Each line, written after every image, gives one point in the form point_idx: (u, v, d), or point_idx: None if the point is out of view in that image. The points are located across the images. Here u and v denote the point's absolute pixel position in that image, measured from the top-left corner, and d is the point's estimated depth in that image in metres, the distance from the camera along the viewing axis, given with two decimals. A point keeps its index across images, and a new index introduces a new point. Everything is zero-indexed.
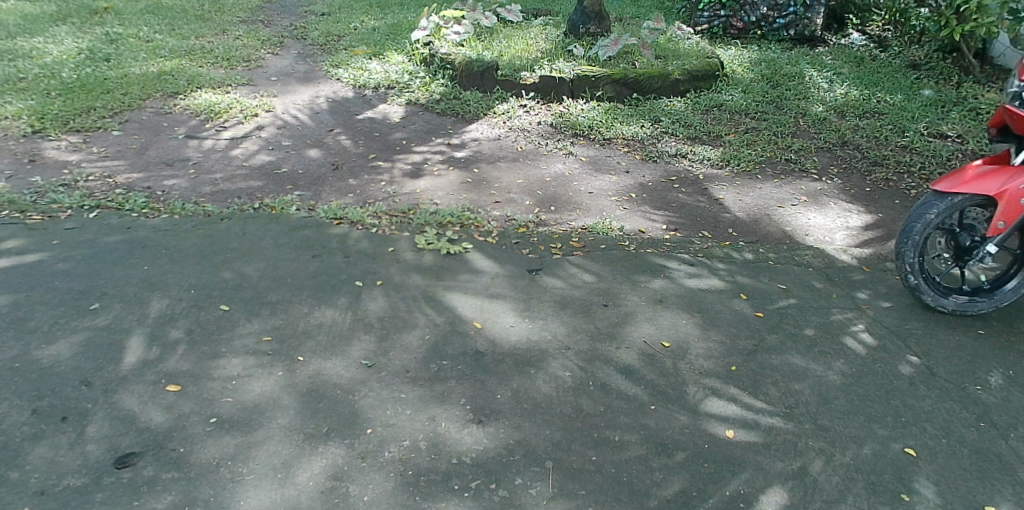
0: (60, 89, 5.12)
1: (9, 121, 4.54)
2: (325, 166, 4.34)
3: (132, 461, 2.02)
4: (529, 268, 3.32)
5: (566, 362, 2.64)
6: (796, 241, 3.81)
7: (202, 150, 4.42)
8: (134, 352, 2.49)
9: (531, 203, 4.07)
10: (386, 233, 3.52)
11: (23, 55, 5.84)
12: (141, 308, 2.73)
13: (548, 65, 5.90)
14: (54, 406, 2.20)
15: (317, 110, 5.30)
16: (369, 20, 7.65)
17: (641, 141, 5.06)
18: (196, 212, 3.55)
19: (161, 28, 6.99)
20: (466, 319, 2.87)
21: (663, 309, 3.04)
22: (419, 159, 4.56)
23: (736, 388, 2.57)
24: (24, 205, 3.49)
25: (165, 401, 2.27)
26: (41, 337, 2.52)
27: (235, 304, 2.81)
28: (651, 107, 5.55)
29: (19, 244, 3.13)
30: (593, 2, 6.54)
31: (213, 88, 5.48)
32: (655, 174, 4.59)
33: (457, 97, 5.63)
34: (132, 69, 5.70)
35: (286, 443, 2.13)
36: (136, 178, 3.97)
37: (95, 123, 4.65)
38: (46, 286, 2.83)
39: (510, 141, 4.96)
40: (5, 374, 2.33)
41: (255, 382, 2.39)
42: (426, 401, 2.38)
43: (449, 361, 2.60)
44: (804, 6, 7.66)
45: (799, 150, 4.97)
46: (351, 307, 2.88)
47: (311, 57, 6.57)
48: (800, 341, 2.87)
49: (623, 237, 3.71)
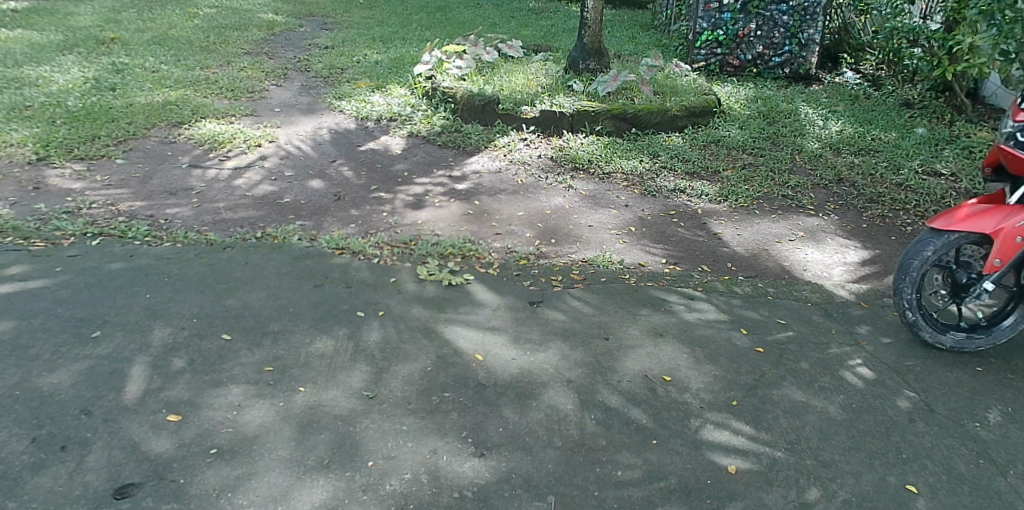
0: (66, 117, 5.17)
1: (14, 148, 4.56)
2: (327, 197, 4.36)
3: (131, 492, 2.00)
4: (530, 300, 3.34)
5: (567, 395, 2.65)
6: (794, 275, 3.84)
7: (205, 180, 4.44)
8: (134, 381, 2.47)
9: (531, 235, 4.10)
10: (388, 263, 3.54)
11: (30, 84, 5.90)
12: (143, 336, 2.73)
13: (549, 99, 5.97)
14: (54, 435, 2.18)
15: (320, 141, 5.34)
16: (372, 54, 7.74)
17: (640, 175, 5.11)
18: (198, 240, 3.56)
19: (167, 58, 7.06)
20: (466, 351, 2.87)
21: (663, 343, 3.05)
22: (420, 190, 4.59)
23: (737, 422, 2.57)
24: (29, 231, 3.50)
25: (166, 431, 2.25)
26: (42, 365, 2.51)
27: (237, 333, 2.80)
28: (649, 142, 5.63)
29: (22, 271, 3.13)
30: (593, 39, 6.66)
31: (217, 118, 5.53)
32: (654, 209, 4.63)
33: (458, 129, 5.69)
34: (137, 99, 5.75)
35: (286, 476, 2.12)
36: (139, 205, 3.98)
37: (100, 151, 4.68)
38: (48, 313, 2.82)
39: (511, 174, 5.00)
40: (5, 402, 2.31)
41: (255, 412, 2.39)
42: (427, 433, 2.37)
43: (451, 393, 2.60)
44: (799, 45, 7.87)
45: (796, 187, 5.03)
46: (352, 337, 2.88)
47: (314, 89, 6.63)
48: (801, 376, 2.88)
49: (623, 271, 3.74)
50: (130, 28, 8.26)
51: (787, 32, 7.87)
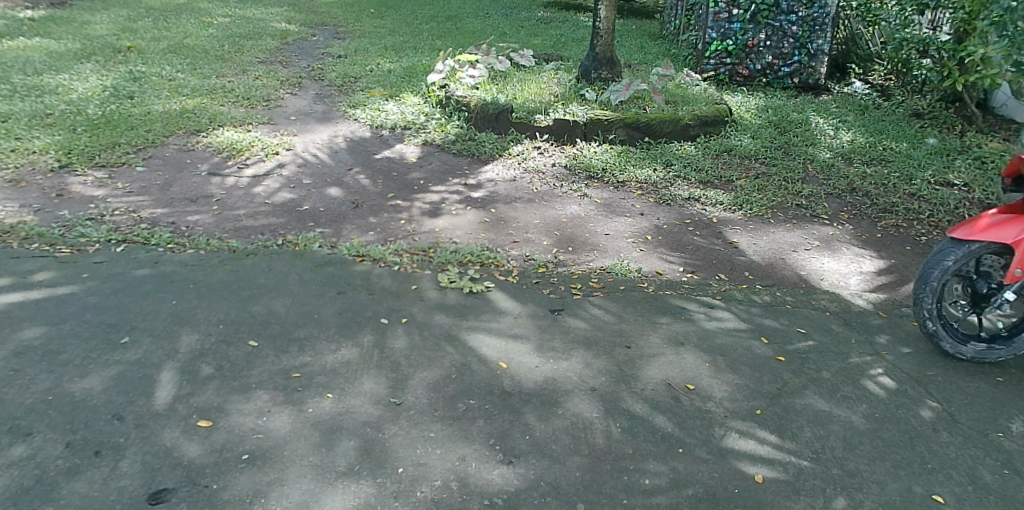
0: (86, 125, 5.21)
1: (36, 155, 4.60)
2: (345, 204, 4.39)
3: (166, 497, 2.01)
4: (551, 308, 3.35)
5: (592, 402, 2.65)
6: (811, 284, 3.85)
7: (225, 187, 4.46)
8: (164, 387, 2.48)
9: (549, 243, 4.11)
10: (408, 270, 3.56)
11: (50, 92, 5.94)
12: (171, 342, 2.74)
13: (562, 108, 6.00)
14: (88, 440, 2.19)
15: (336, 149, 5.37)
16: (385, 63, 7.79)
17: (653, 184, 5.13)
18: (221, 247, 3.58)
19: (183, 67, 7.12)
20: (490, 359, 2.88)
21: (685, 351, 3.06)
22: (437, 198, 4.61)
23: (762, 431, 2.57)
24: (54, 238, 3.52)
25: (198, 436, 2.26)
26: (73, 370, 2.52)
27: (263, 340, 2.82)
28: (662, 150, 5.65)
29: (50, 277, 3.15)
30: (604, 48, 6.71)
31: (234, 126, 5.56)
32: (670, 217, 4.65)
33: (473, 138, 5.72)
34: (155, 107, 5.79)
35: (317, 481, 2.13)
36: (161, 213, 4.00)
37: (120, 159, 4.71)
38: (76, 319, 2.84)
39: (526, 182, 5.02)
40: (38, 407, 2.32)
41: (284, 418, 2.40)
42: (455, 440, 2.38)
43: (477, 400, 2.61)
44: (809, 55, 7.91)
45: (809, 196, 5.05)
46: (376, 344, 2.89)
47: (328, 98, 6.67)
48: (823, 385, 2.88)
49: (642, 279, 3.75)
50: (146, 37, 8.32)
51: (796, 42, 7.90)
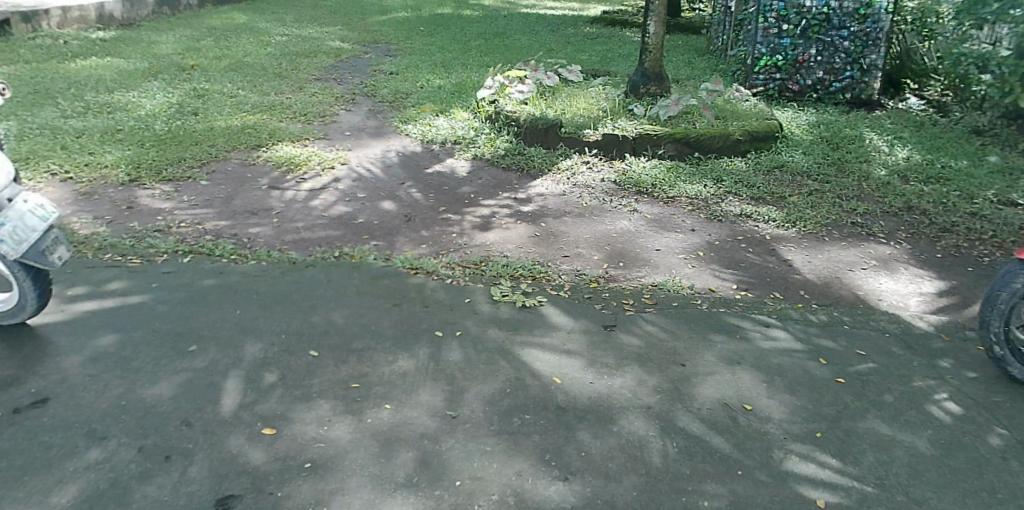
0: (153, 140, 5.41)
1: (108, 169, 4.79)
2: (399, 218, 4.46)
3: (232, 503, 2.05)
4: (604, 324, 3.34)
5: (648, 420, 2.63)
6: (869, 304, 3.76)
7: (284, 200, 4.58)
8: (230, 394, 2.55)
9: (599, 258, 4.11)
10: (461, 284, 3.59)
11: (120, 108, 6.20)
12: (236, 351, 2.82)
13: (610, 123, 6.01)
14: (159, 446, 2.26)
15: (389, 163, 5.46)
16: (435, 79, 7.91)
17: (704, 200, 5.08)
18: (281, 259, 3.67)
19: (243, 84, 7.34)
20: (544, 374, 2.88)
21: (741, 370, 3.02)
22: (488, 212, 4.66)
23: (823, 454, 2.51)
24: (125, 249, 3.66)
25: (262, 444, 2.32)
26: (145, 377, 2.61)
27: (323, 350, 2.87)
28: (712, 166, 5.60)
29: (121, 286, 3.28)
30: (653, 63, 6.70)
31: (292, 141, 5.71)
32: (722, 233, 4.59)
33: (522, 152, 5.76)
34: (218, 122, 5.99)
35: (377, 492, 2.15)
36: (224, 225, 4.12)
37: (185, 173, 4.87)
38: (147, 327, 2.94)
39: (575, 197, 5.02)
40: (112, 412, 2.41)
41: (344, 428, 2.43)
42: (511, 454, 2.38)
43: (532, 415, 2.61)
44: (861, 70, 7.80)
45: (865, 214, 4.93)
46: (432, 357, 2.92)
47: (381, 113, 6.79)
48: (885, 409, 2.81)
49: (694, 295, 3.71)
50: (208, 55, 8.62)
51: (848, 57, 7.79)
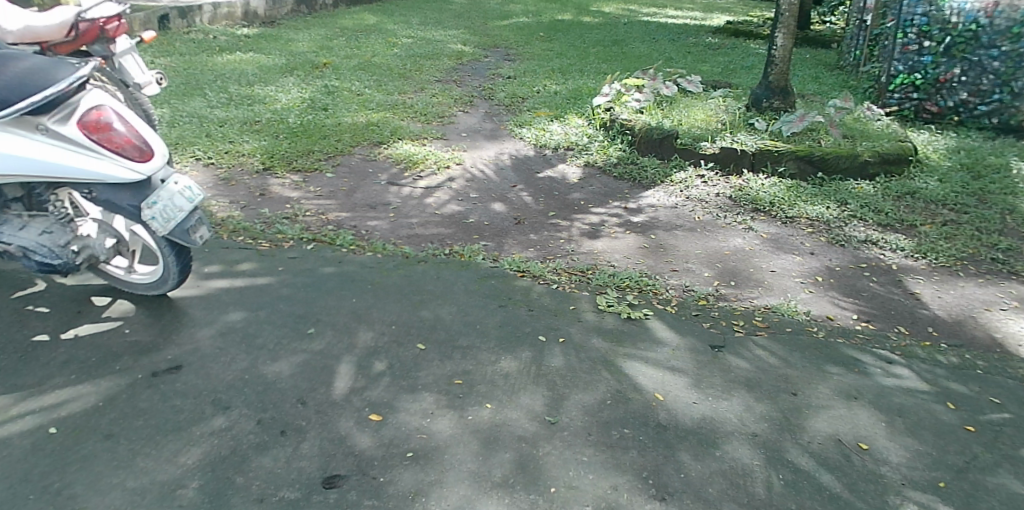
0: (286, 132, 5.76)
1: (245, 158, 5.14)
2: (509, 220, 4.51)
3: (338, 483, 2.14)
4: (711, 343, 3.23)
5: (752, 449, 2.52)
6: (1008, 349, 3.44)
7: (401, 196, 4.75)
8: (342, 378, 2.67)
9: (710, 275, 3.98)
10: (566, 290, 3.59)
11: (258, 101, 6.63)
12: (349, 337, 2.94)
13: (729, 136, 5.83)
14: (276, 420, 2.40)
15: (502, 166, 5.54)
16: (552, 85, 7.96)
17: (826, 222, 4.82)
18: (395, 252, 3.80)
19: (370, 83, 7.68)
20: (647, 389, 2.82)
21: (858, 406, 2.84)
22: (597, 220, 4.63)
23: (947, 506, 2.32)
24: (256, 233, 3.91)
25: (368, 429, 2.40)
26: (267, 354, 2.77)
27: (430, 344, 2.95)
28: (837, 187, 5.30)
29: (251, 267, 3.50)
30: (779, 77, 6.44)
31: (412, 139, 5.91)
32: (843, 259, 4.34)
33: (635, 162, 5.69)
34: (344, 119, 6.29)
35: (474, 489, 2.18)
36: (345, 216, 4.32)
37: (313, 165, 5.15)
38: (271, 307, 3.13)
39: (688, 210, 4.90)
40: (236, 384, 2.58)
41: (446, 423, 2.49)
42: (608, 467, 2.35)
43: (631, 430, 2.56)
44: (1012, 93, 7.10)
45: (1009, 250, 4.52)
46: (535, 361, 2.93)
47: (497, 116, 6.91)
48: (1022, 465, 2.56)
49: (810, 322, 3.53)
50: (340, 54, 9.08)
51: (998, 79, 7.13)
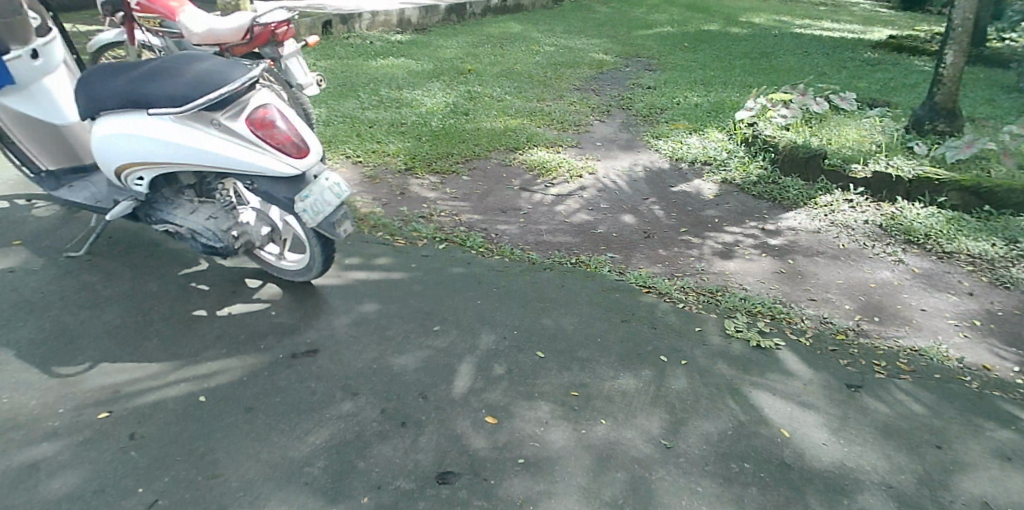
0: (428, 135, 6.01)
1: (389, 157, 5.42)
2: (638, 233, 4.45)
3: (451, 480, 2.21)
4: (848, 382, 3.01)
5: (886, 502, 2.33)
6: None
7: (531, 202, 4.81)
8: (462, 377, 2.74)
9: (851, 308, 3.72)
10: (692, 310, 3.48)
11: (405, 104, 6.97)
12: (473, 338, 3.02)
13: (884, 160, 5.42)
14: (398, 411, 2.51)
15: (635, 178, 5.46)
16: (693, 96, 7.76)
17: (991, 261, 4.35)
18: (522, 258, 3.86)
19: (511, 90, 7.84)
20: (772, 423, 2.68)
21: (1015, 470, 2.54)
22: (731, 239, 4.46)
23: None
24: (393, 229, 4.10)
25: (484, 430, 2.45)
26: (395, 346, 2.90)
27: (550, 353, 2.96)
28: (1006, 223, 4.74)
29: (386, 262, 3.68)
30: (946, 98, 5.91)
31: (546, 147, 5.98)
32: (1009, 303, 3.90)
33: (776, 181, 5.42)
34: (483, 124, 6.47)
35: (582, 505, 2.17)
36: (477, 218, 4.44)
37: (450, 167, 5.33)
38: (402, 302, 3.27)
39: (831, 236, 4.60)
40: (365, 373, 2.72)
41: (560, 433, 2.49)
42: (723, 501, 2.26)
43: (751, 464, 2.44)
44: None
45: None
46: (655, 381, 2.86)
47: (634, 127, 6.83)
48: None
49: (964, 371, 3.20)
50: (484, 61, 9.34)
51: None
